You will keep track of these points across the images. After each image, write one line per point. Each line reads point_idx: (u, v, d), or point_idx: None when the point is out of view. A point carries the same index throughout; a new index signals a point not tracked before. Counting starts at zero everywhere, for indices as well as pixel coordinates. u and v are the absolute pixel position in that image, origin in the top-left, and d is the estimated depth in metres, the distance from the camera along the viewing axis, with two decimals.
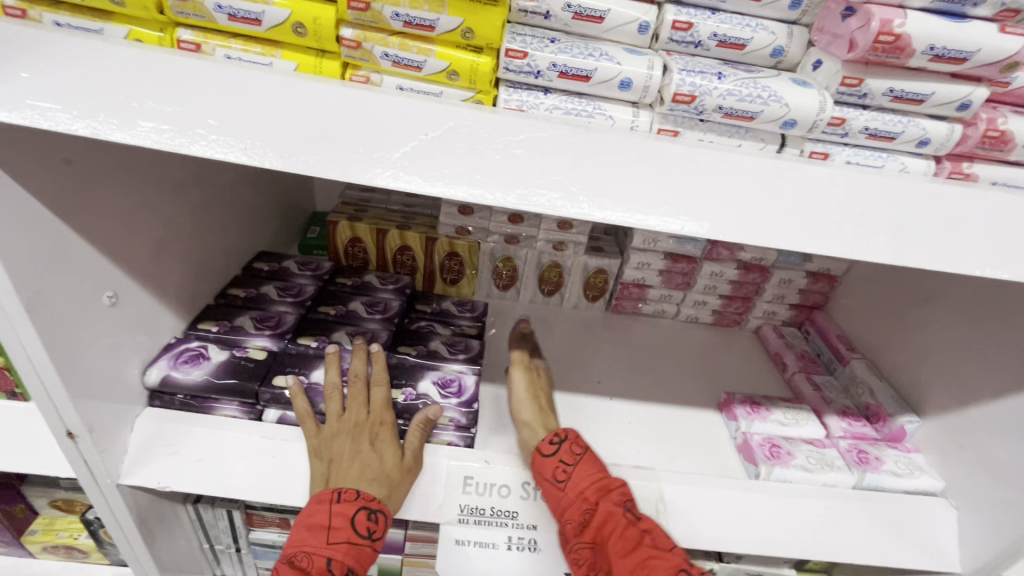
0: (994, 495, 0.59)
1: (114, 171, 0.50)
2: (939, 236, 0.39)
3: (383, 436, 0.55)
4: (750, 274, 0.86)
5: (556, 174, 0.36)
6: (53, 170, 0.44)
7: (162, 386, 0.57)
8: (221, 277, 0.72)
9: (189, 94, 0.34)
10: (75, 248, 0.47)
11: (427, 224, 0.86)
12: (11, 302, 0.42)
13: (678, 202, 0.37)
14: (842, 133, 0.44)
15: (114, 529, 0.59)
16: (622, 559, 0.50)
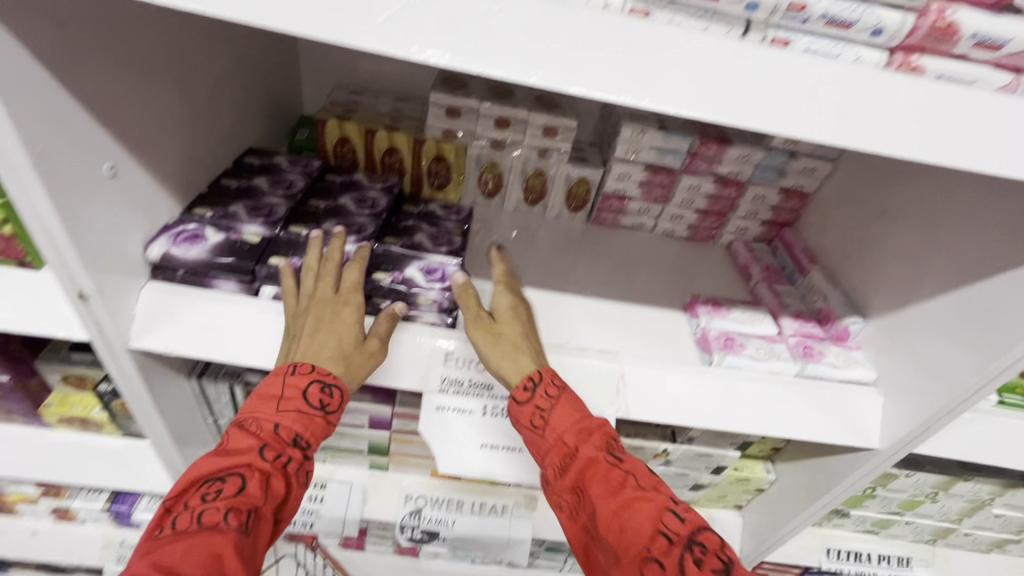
0: (914, 384, 0.67)
1: (104, 40, 0.51)
2: (878, 121, 0.42)
3: (345, 323, 0.58)
4: (726, 189, 0.89)
5: (529, 46, 0.39)
6: (47, 30, 0.44)
7: (163, 262, 0.61)
8: (212, 167, 0.74)
9: None
10: (72, 114, 0.49)
11: (415, 127, 0.87)
12: (19, 159, 0.45)
13: (642, 79, 0.40)
14: (802, 19, 0.47)
15: (127, 392, 0.66)
16: (604, 498, 0.54)
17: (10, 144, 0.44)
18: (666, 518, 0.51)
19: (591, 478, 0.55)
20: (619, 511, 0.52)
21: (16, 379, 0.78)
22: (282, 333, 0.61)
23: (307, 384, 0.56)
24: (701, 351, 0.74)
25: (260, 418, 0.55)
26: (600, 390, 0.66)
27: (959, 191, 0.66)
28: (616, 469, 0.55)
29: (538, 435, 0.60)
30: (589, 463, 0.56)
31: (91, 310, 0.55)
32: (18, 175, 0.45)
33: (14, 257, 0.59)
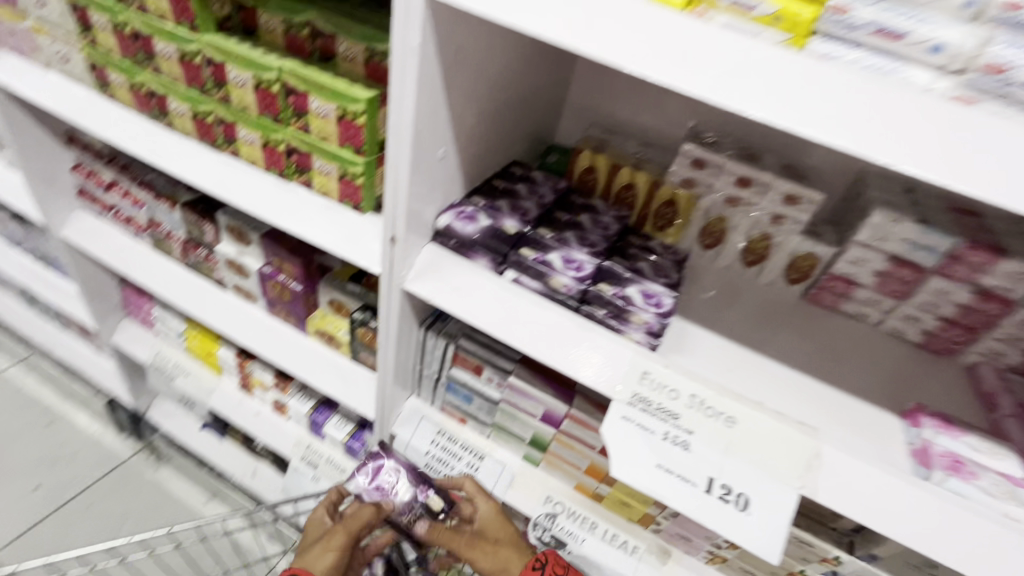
0: None
1: (481, 85, 0.73)
2: None
3: (329, 545, 0.89)
4: (988, 304, 0.79)
5: (798, 94, 0.45)
6: (459, 86, 0.67)
7: (446, 230, 0.78)
8: (491, 168, 0.92)
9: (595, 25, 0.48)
10: (443, 125, 0.68)
11: (656, 171, 0.94)
12: (406, 161, 0.65)
13: (882, 131, 0.43)
14: None
15: (383, 310, 0.83)
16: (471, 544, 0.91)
17: (414, 162, 0.66)
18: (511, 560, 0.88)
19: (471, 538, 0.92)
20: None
21: (304, 291, 1.05)
22: (496, 299, 0.74)
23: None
24: (917, 464, 0.67)
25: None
26: (791, 463, 0.63)
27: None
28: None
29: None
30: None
31: (394, 251, 0.73)
32: (402, 167, 0.66)
33: (279, 168, 0.85)
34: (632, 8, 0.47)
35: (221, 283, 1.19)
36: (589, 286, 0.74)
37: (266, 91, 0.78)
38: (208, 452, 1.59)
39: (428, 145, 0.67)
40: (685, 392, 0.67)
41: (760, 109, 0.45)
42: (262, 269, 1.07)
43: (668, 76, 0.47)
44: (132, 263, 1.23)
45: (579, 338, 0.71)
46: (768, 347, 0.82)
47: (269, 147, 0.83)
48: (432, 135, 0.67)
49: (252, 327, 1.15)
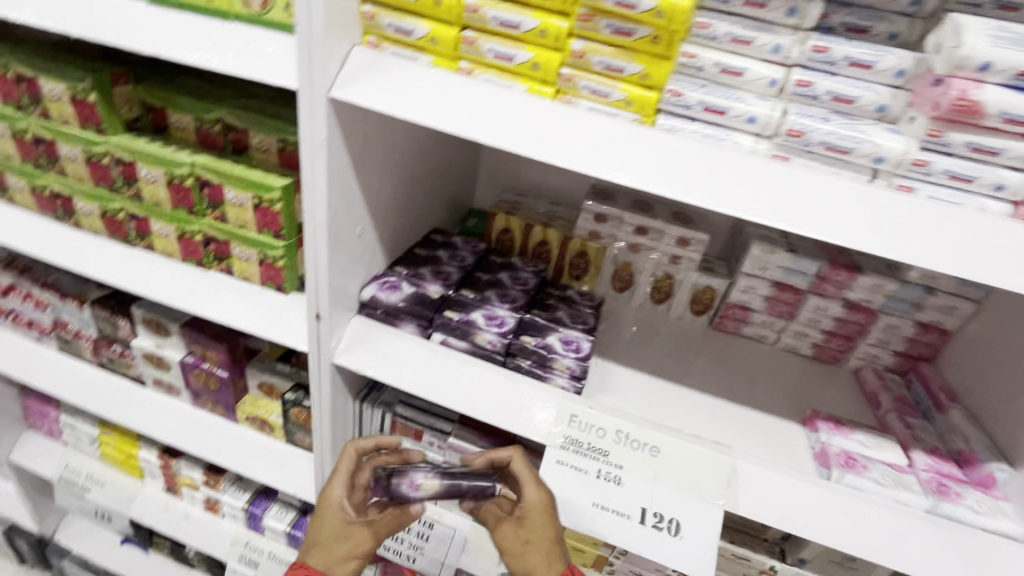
0: None
1: (392, 165, 0.79)
2: (964, 258, 0.48)
3: (356, 550, 0.72)
4: (856, 314, 0.92)
5: (653, 160, 0.53)
6: (369, 169, 0.72)
7: (371, 301, 0.81)
8: (412, 238, 0.97)
9: (479, 115, 0.56)
10: (357, 204, 0.72)
11: (566, 226, 1.03)
12: (323, 241, 0.68)
13: (722, 185, 0.52)
14: (944, 144, 0.48)
15: (314, 389, 0.82)
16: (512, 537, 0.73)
17: (331, 241, 0.69)
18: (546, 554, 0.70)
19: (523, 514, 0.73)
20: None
21: (231, 377, 1.02)
22: (425, 363, 0.77)
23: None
24: (819, 465, 0.74)
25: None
26: (713, 482, 0.69)
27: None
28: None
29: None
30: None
31: (320, 327, 0.75)
32: (320, 246, 0.69)
33: (197, 258, 0.85)
34: (512, 101, 0.56)
35: (140, 379, 1.13)
36: (514, 339, 0.79)
37: (180, 186, 0.80)
38: (129, 569, 1.43)
39: (344, 224, 0.71)
40: (611, 429, 0.72)
41: (626, 175, 0.53)
42: (184, 360, 1.03)
43: (549, 151, 0.54)
44: (37, 370, 1.15)
45: (509, 391, 0.75)
46: (680, 377, 0.89)
47: (185, 238, 0.83)
48: (348, 214, 0.71)
49: (175, 422, 1.09)
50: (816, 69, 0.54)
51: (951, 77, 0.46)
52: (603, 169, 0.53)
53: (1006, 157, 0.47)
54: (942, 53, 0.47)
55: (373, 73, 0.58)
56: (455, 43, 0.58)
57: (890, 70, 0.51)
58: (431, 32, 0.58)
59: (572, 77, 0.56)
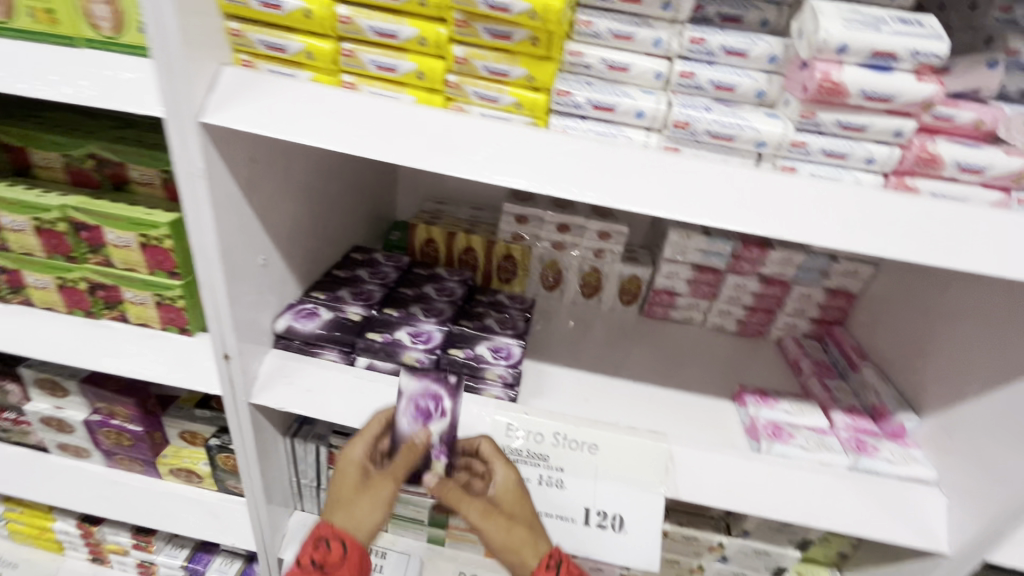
0: (960, 479, 0.69)
1: (292, 186, 0.75)
2: (847, 230, 0.51)
3: (378, 501, 0.68)
4: (771, 287, 0.97)
5: (550, 161, 0.52)
6: (263, 193, 0.68)
7: (287, 332, 0.76)
8: (328, 260, 0.93)
9: (368, 128, 0.53)
10: (254, 232, 0.68)
11: (489, 230, 1.02)
12: (218, 275, 0.63)
13: (620, 180, 0.52)
14: (816, 124, 0.51)
15: (235, 434, 0.76)
16: None
17: (228, 274, 0.64)
18: None
19: None
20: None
21: (146, 430, 0.94)
22: (351, 391, 0.73)
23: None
24: (750, 439, 0.77)
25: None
26: (652, 471, 0.69)
27: (981, 309, 0.71)
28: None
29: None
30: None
31: (230, 367, 0.69)
32: (215, 281, 0.64)
33: (84, 308, 0.77)
34: (400, 112, 0.53)
35: (41, 446, 1.02)
36: (442, 354, 0.76)
37: (51, 231, 0.72)
38: None
39: (241, 255, 0.66)
40: (549, 433, 0.71)
41: (524, 179, 0.52)
42: (89, 419, 0.94)
43: (444, 161, 0.53)
44: None
45: None
46: (615, 368, 0.90)
47: (67, 287, 0.75)
48: (244, 244, 0.66)
49: (89, 488, 0.99)
50: (696, 59, 0.55)
51: (814, 60, 0.48)
52: (501, 174, 0.52)
53: (872, 132, 0.50)
54: (805, 38, 0.48)
55: (247, 91, 0.54)
56: (332, 56, 0.55)
57: (763, 56, 0.53)
58: (306, 47, 0.55)
59: (459, 84, 0.55)
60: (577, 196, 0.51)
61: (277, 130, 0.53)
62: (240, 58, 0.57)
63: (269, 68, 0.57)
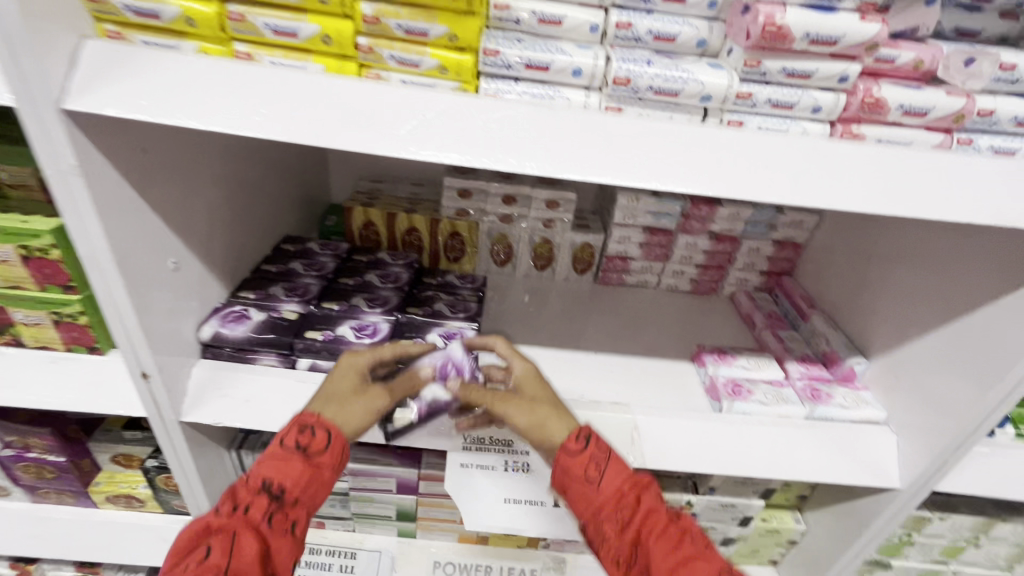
0: (908, 416, 0.71)
1: (198, 176, 0.66)
2: (798, 185, 0.49)
3: (373, 409, 0.59)
4: (721, 244, 0.96)
5: (483, 131, 0.47)
6: (161, 187, 0.59)
7: (214, 340, 0.68)
8: (256, 255, 0.84)
9: (272, 103, 0.46)
10: (155, 232, 0.59)
11: (431, 207, 0.96)
12: (118, 286, 0.55)
13: (561, 147, 0.47)
14: (761, 73, 0.47)
15: (170, 456, 0.70)
16: (666, 558, 0.53)
17: (130, 284, 0.56)
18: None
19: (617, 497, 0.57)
20: (681, 564, 0.53)
21: (71, 459, 0.85)
22: (294, 397, 0.67)
23: (222, 539, 0.52)
24: (711, 399, 0.77)
25: (244, 480, 0.57)
26: (617, 444, 0.68)
27: (923, 252, 0.73)
28: (627, 505, 0.57)
29: (592, 487, 0.58)
30: (600, 488, 0.58)
31: (151, 387, 0.62)
32: (115, 293, 0.55)
33: None
34: (306, 82, 0.47)
35: None
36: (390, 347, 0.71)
37: None
38: None
39: (142, 261, 0.58)
40: None
41: (458, 153, 0.47)
42: (2, 454, 0.84)
43: (364, 138, 0.46)
44: None
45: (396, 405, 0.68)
46: (573, 341, 0.88)
47: None
48: (145, 247, 0.58)
49: (15, 528, 0.90)
50: (632, 7, 0.50)
51: (756, 3, 0.45)
52: (430, 149, 0.47)
53: (817, 78, 0.48)
54: None
55: (116, 66, 0.45)
56: (218, 21, 0.48)
57: (703, 1, 0.49)
58: (183, 11, 0.47)
59: (373, 47, 0.48)
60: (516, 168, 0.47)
61: (161, 112, 0.45)
62: (107, 30, 0.48)
63: (145, 40, 0.49)
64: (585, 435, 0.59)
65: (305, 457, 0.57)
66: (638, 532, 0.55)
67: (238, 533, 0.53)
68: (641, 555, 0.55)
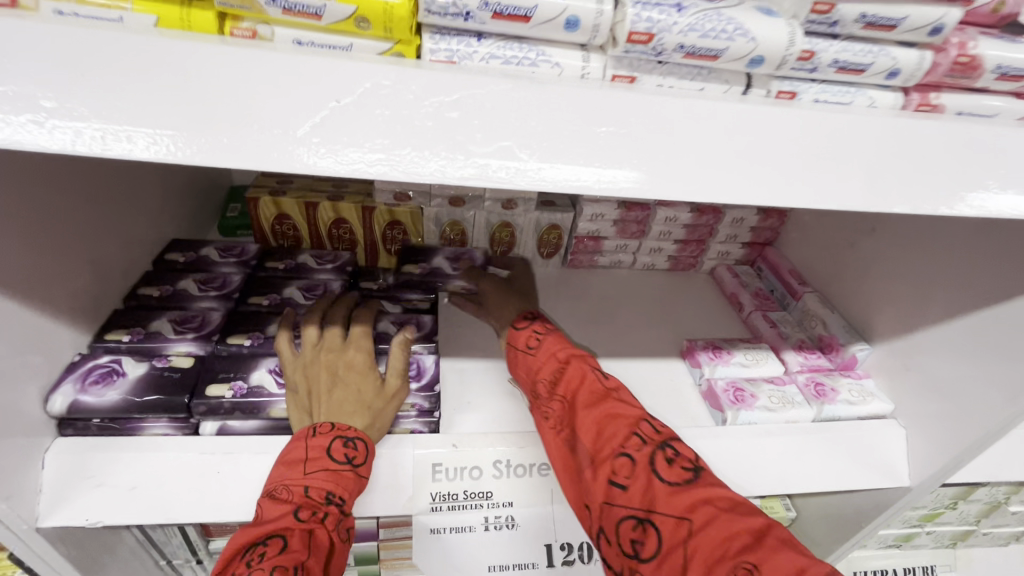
0: (918, 407, 0.65)
1: (8, 179, 0.44)
2: (866, 181, 0.36)
3: (390, 396, 0.54)
4: (704, 217, 0.84)
5: (436, 122, 0.30)
6: None
7: (71, 412, 0.50)
8: (130, 273, 0.63)
9: (68, 87, 0.27)
10: None
11: (362, 192, 0.77)
12: None
13: (554, 144, 0.32)
14: (832, 23, 0.35)
15: (44, 570, 0.51)
16: (586, 408, 0.52)
17: None
18: (642, 425, 0.50)
19: (549, 361, 0.58)
20: (600, 417, 0.51)
21: None
22: (200, 478, 0.50)
23: (296, 534, 0.42)
24: (710, 407, 0.68)
25: (292, 481, 0.46)
26: None
27: (944, 228, 0.64)
28: (558, 365, 0.57)
29: (532, 354, 0.60)
30: (538, 353, 0.59)
31: None
32: None
33: None
34: (130, 50, 0.28)
35: None
36: None
37: None
38: None
39: None
40: (488, 464, 0.56)
41: (394, 165, 0.30)
42: None
43: (241, 139, 0.28)
44: None
45: None
46: None
47: None
48: None
49: None
50: None
51: None
52: (355, 156, 0.30)
53: (904, 29, 0.36)
54: None
55: None
56: None
57: None
58: None
59: None
60: (489, 181, 0.31)
61: None
62: None
63: None
64: (534, 317, 0.64)
65: (357, 471, 0.48)
66: (565, 389, 0.55)
67: (314, 531, 0.43)
68: (567, 410, 0.54)
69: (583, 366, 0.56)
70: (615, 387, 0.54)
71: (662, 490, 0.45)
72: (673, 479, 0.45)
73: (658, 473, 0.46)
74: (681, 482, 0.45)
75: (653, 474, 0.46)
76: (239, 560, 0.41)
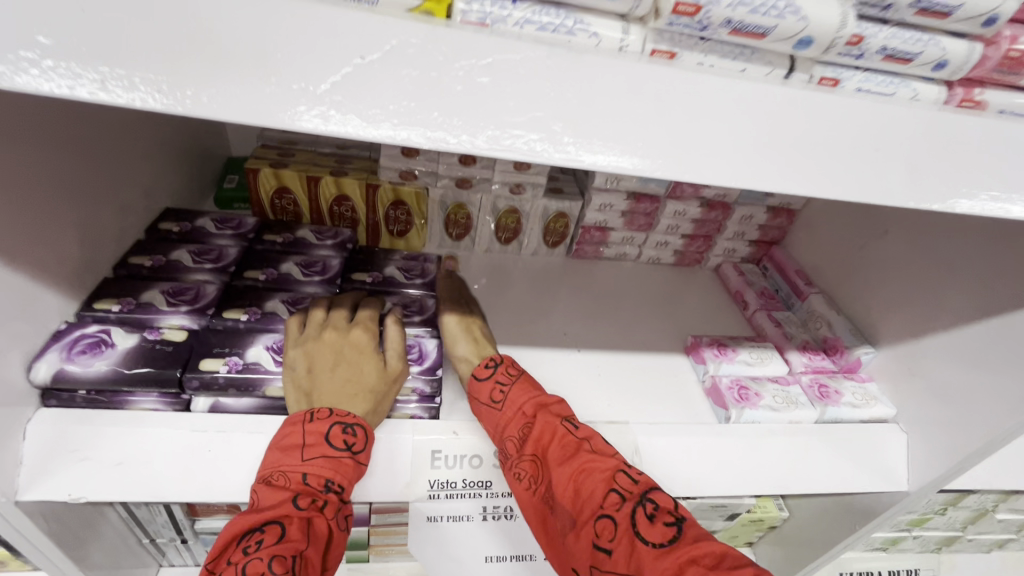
0: (923, 412, 0.65)
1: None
2: (906, 174, 0.35)
3: (391, 376, 0.52)
4: (713, 212, 0.82)
5: (467, 85, 0.28)
6: None
7: (56, 383, 0.47)
8: (121, 240, 0.60)
9: (68, 23, 0.24)
10: None
11: (366, 169, 0.74)
12: None
13: (589, 118, 0.30)
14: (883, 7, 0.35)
15: (22, 545, 0.48)
16: (561, 467, 0.49)
17: None
18: (620, 477, 0.47)
19: (513, 421, 0.52)
20: (575, 476, 0.48)
21: None
22: (188, 456, 0.48)
23: (296, 522, 0.41)
24: (714, 404, 0.68)
25: (289, 467, 0.44)
26: None
27: (955, 229, 0.64)
28: (525, 421, 0.52)
29: (497, 409, 0.53)
30: (504, 406, 0.53)
31: None
32: None
33: None
34: None
35: None
36: None
37: None
38: None
39: None
40: (488, 454, 0.54)
41: (420, 131, 0.28)
42: None
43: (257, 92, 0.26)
44: None
45: None
46: (568, 334, 0.75)
47: None
48: None
49: None
50: None
51: None
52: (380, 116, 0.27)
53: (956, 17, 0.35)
54: None
55: None
56: None
57: None
58: None
59: None
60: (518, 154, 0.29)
61: None
62: None
63: None
64: (496, 361, 0.57)
65: (356, 458, 0.46)
66: (536, 446, 0.51)
67: (313, 519, 0.42)
68: (542, 469, 0.51)
69: (552, 422, 0.52)
70: (587, 439, 0.51)
71: (647, 553, 0.43)
72: (657, 540, 0.43)
73: (641, 534, 0.44)
74: (666, 541, 0.43)
75: (636, 536, 0.44)
76: (236, 547, 0.40)
